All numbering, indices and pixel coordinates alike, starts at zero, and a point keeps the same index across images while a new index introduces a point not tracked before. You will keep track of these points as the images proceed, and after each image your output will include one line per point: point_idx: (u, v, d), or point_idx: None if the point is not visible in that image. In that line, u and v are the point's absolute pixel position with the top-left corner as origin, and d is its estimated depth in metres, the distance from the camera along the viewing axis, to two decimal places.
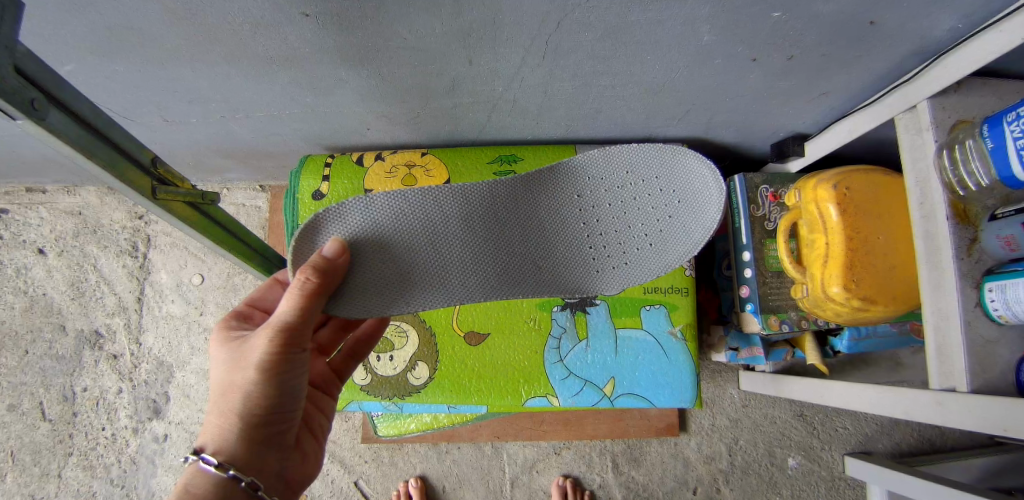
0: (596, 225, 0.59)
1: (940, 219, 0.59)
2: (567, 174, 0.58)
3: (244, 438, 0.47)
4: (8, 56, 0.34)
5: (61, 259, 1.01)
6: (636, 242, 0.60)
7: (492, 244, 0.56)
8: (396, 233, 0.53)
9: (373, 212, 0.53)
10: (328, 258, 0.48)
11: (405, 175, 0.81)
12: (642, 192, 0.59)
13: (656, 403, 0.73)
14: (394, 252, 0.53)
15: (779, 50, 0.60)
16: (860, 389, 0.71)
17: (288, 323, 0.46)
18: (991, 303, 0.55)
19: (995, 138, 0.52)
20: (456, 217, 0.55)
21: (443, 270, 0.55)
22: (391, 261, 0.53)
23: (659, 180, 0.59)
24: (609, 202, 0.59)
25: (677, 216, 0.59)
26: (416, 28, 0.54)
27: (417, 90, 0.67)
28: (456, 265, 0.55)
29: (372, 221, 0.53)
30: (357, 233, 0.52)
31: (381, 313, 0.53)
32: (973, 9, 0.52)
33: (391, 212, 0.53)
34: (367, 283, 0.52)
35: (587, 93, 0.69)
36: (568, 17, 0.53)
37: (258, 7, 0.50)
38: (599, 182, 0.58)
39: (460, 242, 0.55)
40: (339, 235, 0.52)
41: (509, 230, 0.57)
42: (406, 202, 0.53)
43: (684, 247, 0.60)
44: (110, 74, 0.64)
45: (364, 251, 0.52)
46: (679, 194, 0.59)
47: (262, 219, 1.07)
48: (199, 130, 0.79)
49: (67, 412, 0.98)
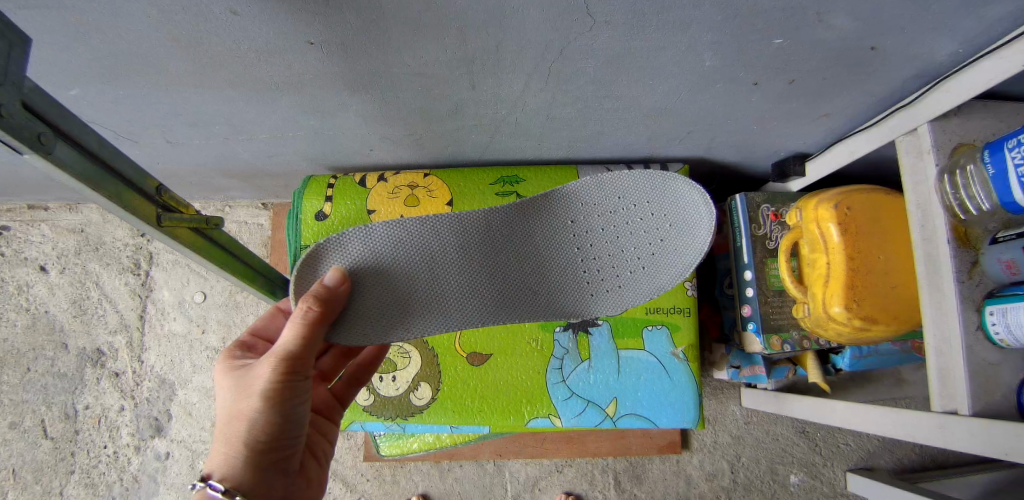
0: (591, 247, 0.59)
1: (941, 243, 0.59)
2: (563, 200, 0.58)
3: (249, 465, 0.47)
4: (15, 92, 0.35)
5: (63, 276, 1.01)
6: (629, 266, 0.60)
7: (489, 270, 0.56)
8: (394, 261, 0.54)
9: (372, 240, 0.53)
10: (329, 287, 0.49)
11: (407, 196, 0.80)
12: (634, 215, 0.59)
13: (659, 423, 0.72)
14: (393, 280, 0.54)
15: (781, 74, 0.60)
16: (862, 409, 0.71)
17: (290, 351, 0.46)
18: (993, 326, 0.55)
19: (995, 163, 0.53)
20: (455, 246, 0.55)
21: (441, 296, 0.55)
22: (390, 289, 0.54)
23: (651, 204, 0.59)
24: (602, 226, 0.59)
25: (669, 239, 0.60)
26: (420, 55, 0.55)
27: (420, 113, 0.68)
28: (454, 290, 0.55)
29: (371, 249, 0.53)
30: (356, 262, 0.53)
31: (379, 340, 0.53)
32: (973, 36, 0.53)
33: (390, 241, 0.53)
34: (367, 310, 0.53)
35: (590, 115, 0.69)
36: (571, 44, 0.54)
37: (265, 35, 0.52)
38: (594, 206, 0.59)
39: (457, 269, 0.55)
40: (339, 264, 0.53)
41: (506, 255, 0.57)
42: (404, 231, 0.54)
43: (677, 270, 0.60)
44: (114, 98, 0.64)
45: (366, 279, 0.53)
46: (670, 217, 0.59)
47: (264, 237, 1.06)
48: (201, 151, 0.79)
49: (68, 430, 0.98)
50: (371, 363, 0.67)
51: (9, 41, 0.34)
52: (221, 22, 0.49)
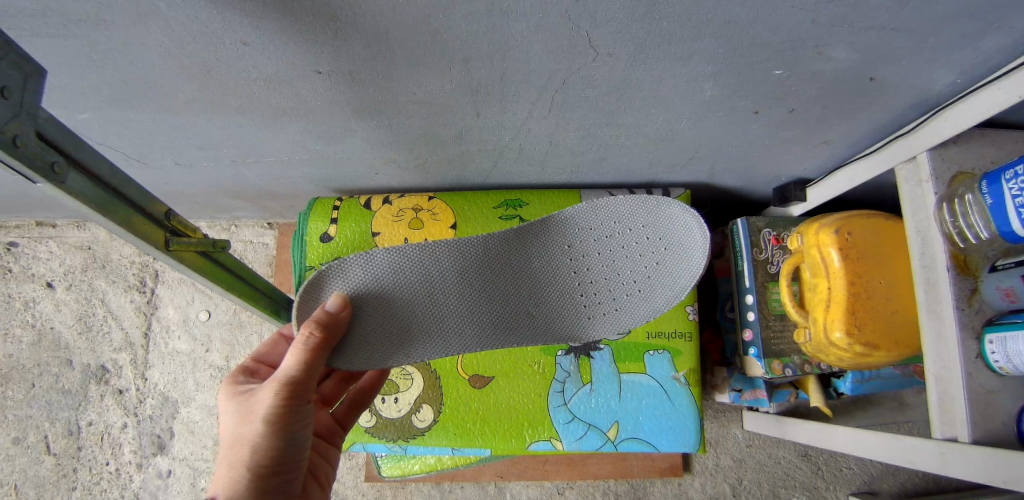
0: (588, 271, 0.59)
1: (941, 270, 0.59)
2: (557, 226, 0.59)
3: (251, 490, 0.47)
4: (29, 121, 0.36)
5: (69, 293, 1.02)
6: (625, 288, 0.60)
7: (487, 294, 0.57)
8: (394, 287, 0.54)
9: (373, 266, 0.54)
10: (329, 314, 0.50)
11: (411, 218, 0.79)
12: (629, 239, 0.60)
13: (660, 448, 0.72)
14: (392, 305, 0.54)
15: (781, 103, 0.61)
16: (863, 434, 0.71)
17: (292, 377, 0.47)
18: (992, 354, 0.55)
19: (993, 194, 0.53)
20: (452, 275, 0.56)
21: (439, 321, 0.55)
22: (389, 314, 0.54)
23: (646, 228, 0.60)
24: (598, 250, 0.60)
25: (664, 262, 0.60)
26: (426, 84, 0.56)
27: (425, 138, 0.68)
28: (452, 315, 0.56)
29: (371, 275, 0.54)
30: (357, 288, 0.54)
31: (378, 366, 0.54)
32: (969, 67, 0.54)
33: (390, 267, 0.54)
34: (368, 335, 0.53)
35: (592, 141, 0.70)
36: (575, 74, 0.55)
37: (273, 63, 0.53)
38: (589, 232, 0.59)
39: (455, 294, 0.56)
40: (340, 290, 0.53)
41: (503, 280, 0.58)
42: (404, 257, 0.55)
43: (673, 292, 0.60)
44: (126, 122, 0.66)
45: (367, 305, 0.53)
46: (665, 240, 0.60)
47: (268, 256, 1.07)
48: (209, 173, 0.80)
49: (71, 447, 0.98)
50: (372, 386, 0.68)
51: (24, 72, 0.35)
52: (232, 51, 0.51)
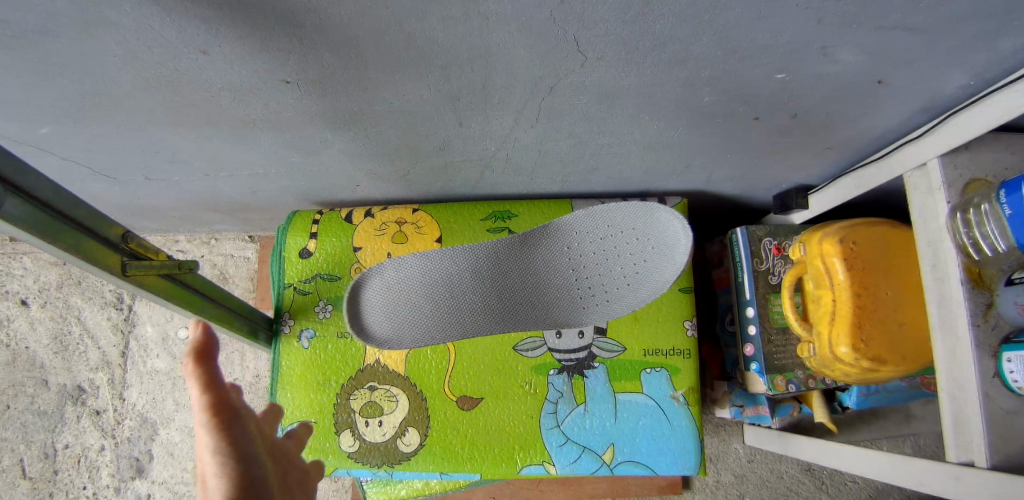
0: (583, 268, 0.58)
1: (954, 283, 0.55)
2: (559, 229, 0.59)
3: None
4: None
5: (43, 310, 0.99)
6: (610, 286, 0.58)
7: (505, 295, 0.60)
8: (423, 287, 0.59)
9: (404, 269, 0.59)
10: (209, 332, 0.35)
11: (395, 232, 0.74)
12: (620, 240, 0.57)
13: (658, 470, 0.69)
14: (423, 305, 0.59)
15: (783, 108, 0.58)
16: (871, 455, 0.68)
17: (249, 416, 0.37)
18: (1010, 373, 0.51)
19: (1012, 204, 0.49)
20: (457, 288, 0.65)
21: (462, 320, 0.59)
22: (421, 314, 0.59)
23: (635, 227, 0.56)
24: (592, 250, 0.58)
25: (650, 259, 0.56)
26: (403, 92, 0.52)
27: (406, 149, 0.65)
28: (474, 315, 0.60)
29: (402, 277, 0.59)
30: (391, 287, 0.59)
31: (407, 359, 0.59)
32: (984, 69, 0.50)
33: (419, 270, 0.59)
34: (403, 330, 0.59)
35: (583, 151, 0.66)
36: (562, 81, 0.51)
37: (238, 73, 0.49)
38: (587, 234, 0.58)
39: (476, 296, 0.60)
40: (374, 291, 0.59)
41: (518, 282, 0.60)
42: (431, 261, 0.59)
43: (655, 289, 0.56)
44: (87, 136, 0.62)
45: (402, 303, 0.59)
46: (653, 239, 0.56)
47: (250, 271, 1.03)
48: (182, 188, 0.77)
49: (47, 470, 0.95)
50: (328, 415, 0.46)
51: None
52: (191, 61, 0.48)
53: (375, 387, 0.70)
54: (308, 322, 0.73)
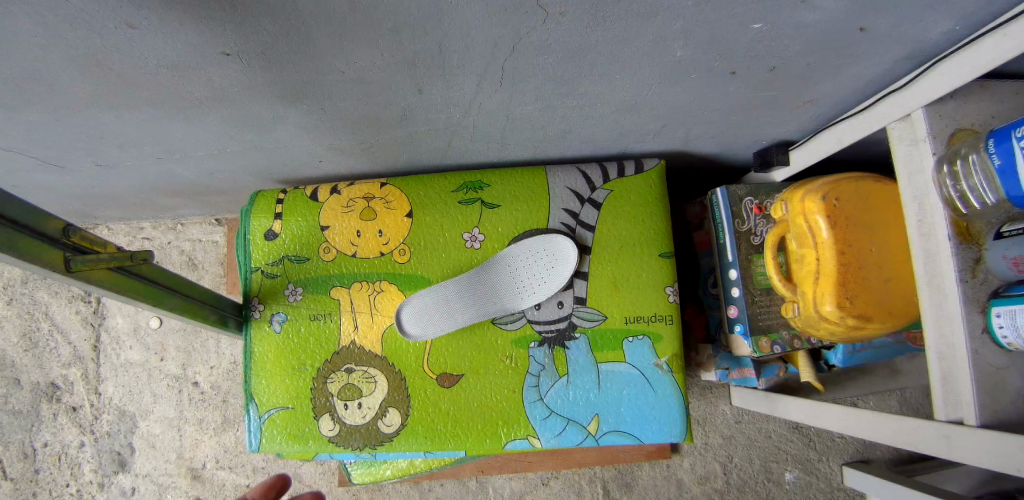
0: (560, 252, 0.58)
1: (941, 239, 0.53)
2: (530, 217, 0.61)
3: None
4: None
5: (10, 308, 0.96)
6: None
7: (490, 276, 0.68)
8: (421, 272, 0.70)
9: (402, 256, 0.70)
10: None
11: (363, 208, 0.71)
12: None
13: (645, 439, 0.68)
14: (422, 290, 0.69)
15: (761, 61, 0.54)
16: (856, 414, 0.68)
17: None
18: (999, 329, 0.49)
19: (1001, 154, 0.46)
20: (432, 302, 0.68)
21: (454, 301, 0.68)
22: (420, 298, 0.68)
23: None
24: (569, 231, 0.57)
25: None
26: (354, 60, 0.49)
27: (366, 121, 0.61)
28: (464, 296, 0.68)
29: (401, 263, 0.70)
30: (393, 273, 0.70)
31: (409, 336, 0.68)
32: (973, 10, 0.47)
33: (416, 255, 0.70)
34: (406, 313, 0.68)
35: (553, 114, 0.63)
36: (524, 40, 0.47)
37: (171, 48, 0.45)
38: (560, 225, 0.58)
39: (465, 278, 0.68)
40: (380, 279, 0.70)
41: (500, 264, 0.69)
42: (425, 249, 0.70)
43: None
44: (22, 124, 0.58)
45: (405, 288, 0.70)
46: None
47: (220, 255, 1.00)
48: (136, 173, 0.73)
49: (28, 470, 0.95)
50: None
51: None
52: (117, 37, 0.43)
53: (352, 369, 0.69)
54: (279, 306, 0.70)
